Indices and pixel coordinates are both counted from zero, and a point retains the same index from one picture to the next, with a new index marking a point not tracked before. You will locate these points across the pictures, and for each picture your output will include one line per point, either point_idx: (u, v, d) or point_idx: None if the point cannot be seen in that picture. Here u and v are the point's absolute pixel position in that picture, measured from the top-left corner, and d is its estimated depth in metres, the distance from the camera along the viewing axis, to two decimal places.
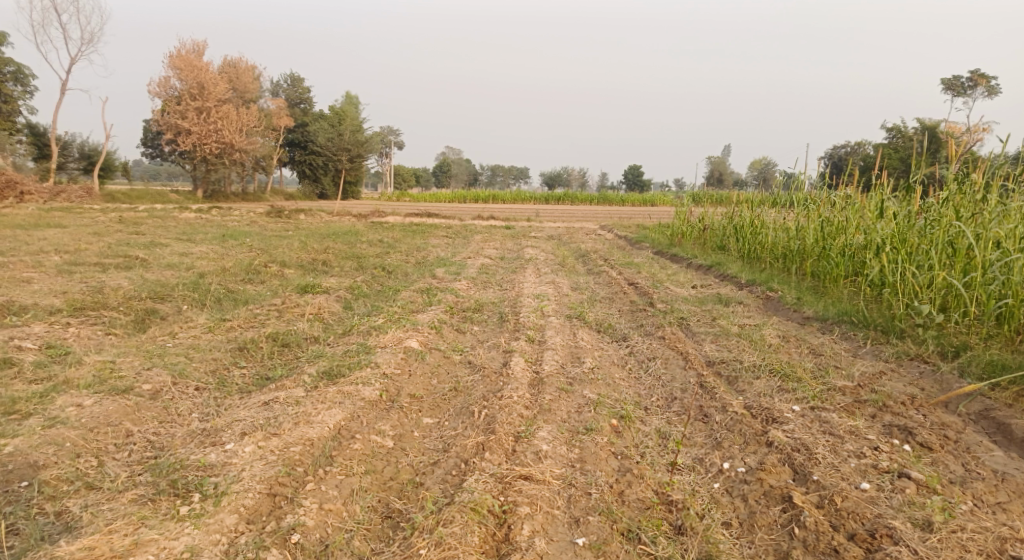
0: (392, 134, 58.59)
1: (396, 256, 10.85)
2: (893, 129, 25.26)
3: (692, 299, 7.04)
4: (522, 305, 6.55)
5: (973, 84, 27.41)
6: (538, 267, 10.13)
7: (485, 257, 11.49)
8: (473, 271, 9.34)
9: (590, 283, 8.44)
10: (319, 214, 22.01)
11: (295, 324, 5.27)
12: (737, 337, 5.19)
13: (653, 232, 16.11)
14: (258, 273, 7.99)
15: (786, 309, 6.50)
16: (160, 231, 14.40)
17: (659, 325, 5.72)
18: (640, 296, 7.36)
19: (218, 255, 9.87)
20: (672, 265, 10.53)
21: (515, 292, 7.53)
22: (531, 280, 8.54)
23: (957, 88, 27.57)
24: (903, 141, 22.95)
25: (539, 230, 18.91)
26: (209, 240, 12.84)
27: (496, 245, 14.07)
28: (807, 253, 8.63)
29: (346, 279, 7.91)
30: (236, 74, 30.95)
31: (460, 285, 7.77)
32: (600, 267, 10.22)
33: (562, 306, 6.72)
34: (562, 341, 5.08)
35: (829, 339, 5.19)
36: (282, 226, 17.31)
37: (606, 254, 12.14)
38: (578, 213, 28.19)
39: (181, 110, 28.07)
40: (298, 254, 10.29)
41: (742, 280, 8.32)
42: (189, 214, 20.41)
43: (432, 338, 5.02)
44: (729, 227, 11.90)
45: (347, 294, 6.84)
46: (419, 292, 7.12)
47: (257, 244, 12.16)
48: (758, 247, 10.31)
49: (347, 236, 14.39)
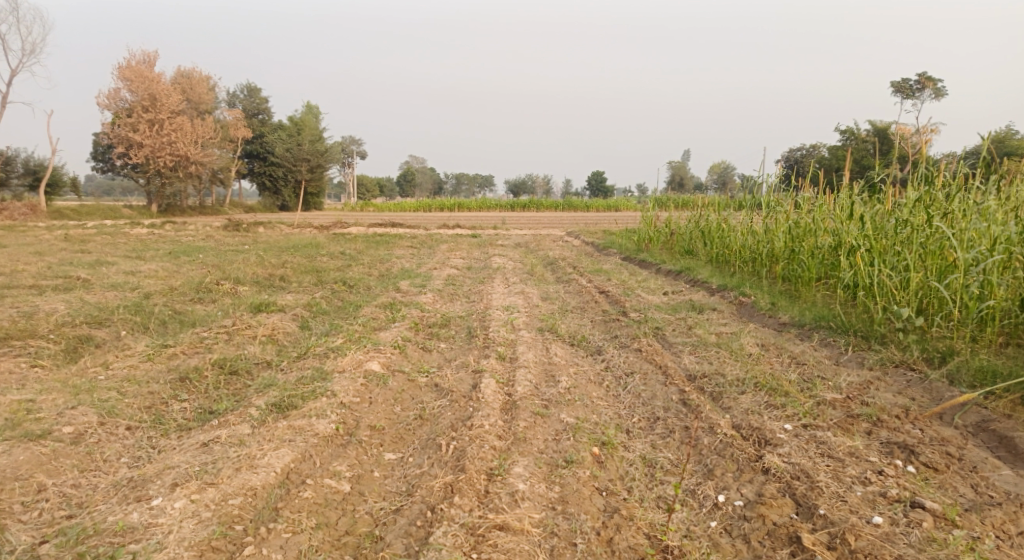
0: (354, 143, 57.75)
1: (358, 269, 10.43)
2: (847, 132, 25.96)
3: (666, 307, 6.83)
4: (491, 319, 6.25)
5: (920, 87, 28.38)
6: (506, 276, 9.83)
7: (451, 267, 11.14)
8: (440, 283, 9.00)
9: (561, 293, 8.17)
10: (279, 226, 21.35)
11: (245, 348, 4.86)
12: (716, 347, 4.98)
13: (620, 238, 16.00)
14: (209, 291, 7.49)
15: (761, 314, 6.34)
16: (107, 249, 13.64)
17: (634, 336, 5.48)
18: (612, 305, 7.12)
19: (167, 273, 9.30)
20: (641, 271, 10.38)
21: (484, 304, 7.22)
22: (500, 292, 8.24)
23: (905, 92, 28.62)
24: (857, 143, 23.52)
25: (505, 237, 18.66)
26: (159, 257, 12.17)
27: (462, 254, 13.72)
28: (776, 256, 8.55)
29: (305, 295, 7.48)
30: (189, 84, 29.96)
31: (426, 299, 7.43)
32: (569, 275, 9.99)
33: (533, 319, 6.43)
34: (534, 357, 4.79)
35: (810, 347, 5.03)
36: (239, 240, 16.66)
37: (574, 262, 11.93)
38: (544, 220, 28.10)
39: (133, 122, 26.99)
40: (254, 269, 9.77)
41: (714, 285, 8.18)
42: (141, 230, 19.59)
43: (396, 359, 4.68)
44: (696, 231, 11.83)
45: (305, 313, 6.42)
46: (382, 308, 6.75)
47: (210, 259, 11.56)
48: (726, 251, 10.24)
49: (308, 249, 13.85)
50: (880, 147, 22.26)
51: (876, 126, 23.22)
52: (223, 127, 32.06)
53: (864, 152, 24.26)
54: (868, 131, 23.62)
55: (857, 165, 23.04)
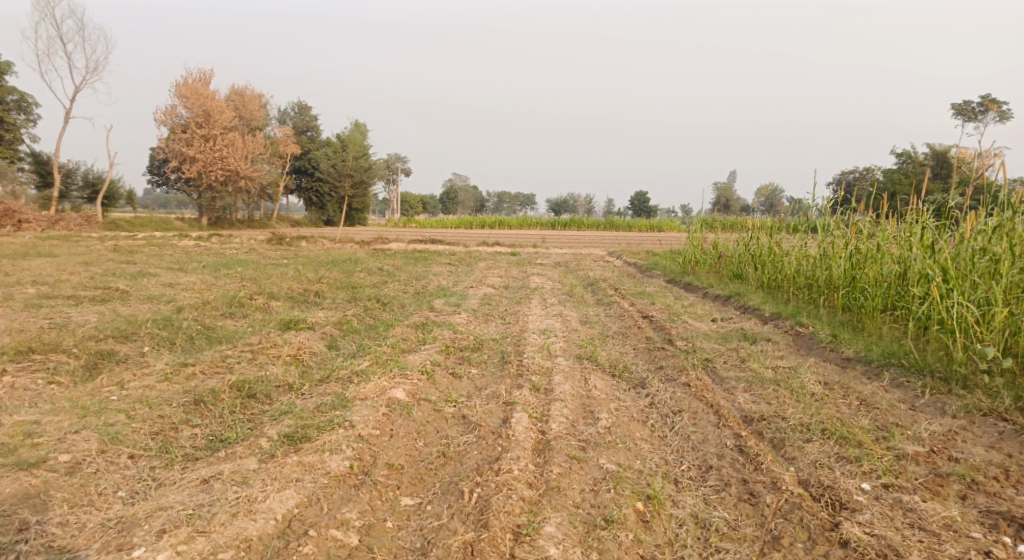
0: (399, 160, 58.64)
1: (394, 286, 10.26)
2: (905, 154, 24.89)
3: (714, 336, 6.36)
4: (526, 343, 5.90)
5: (984, 108, 26.97)
6: (544, 297, 9.48)
7: (487, 286, 10.86)
8: (475, 303, 8.71)
9: (601, 317, 7.78)
10: (320, 241, 21.57)
11: (268, 368, 4.66)
12: (774, 384, 4.51)
13: (664, 259, 15.45)
14: (241, 307, 7.39)
15: (820, 347, 5.82)
16: (153, 260, 13.93)
17: (681, 368, 5.05)
18: (656, 332, 6.70)
19: (204, 286, 9.31)
20: (688, 296, 9.87)
21: (519, 327, 6.89)
22: (537, 313, 7.89)
23: (968, 112, 27.33)
24: (917, 165, 22.41)
25: (545, 256, 18.31)
26: (200, 269, 12.31)
27: (500, 272, 13.45)
28: (834, 282, 7.98)
29: (336, 313, 7.30)
30: (242, 101, 30.87)
31: (459, 319, 7.14)
32: (610, 298, 9.58)
33: (571, 344, 6.06)
34: (571, 388, 4.42)
35: (880, 388, 4.49)
36: (281, 254, 16.83)
37: (616, 283, 11.50)
38: (585, 239, 27.69)
39: (187, 137, 27.91)
40: (290, 284, 9.70)
41: (766, 313, 7.67)
42: (189, 242, 20.03)
43: (423, 386, 4.37)
44: (746, 254, 11.24)
45: (334, 331, 6.22)
46: (414, 328, 6.49)
47: (249, 273, 11.58)
48: (779, 276, 9.66)
49: (346, 264, 13.80)
50: (942, 170, 21.12)
51: (938, 147, 22.05)
52: (272, 144, 32.88)
53: (924, 174, 23.05)
54: (929, 153, 22.45)
55: (916, 188, 21.90)
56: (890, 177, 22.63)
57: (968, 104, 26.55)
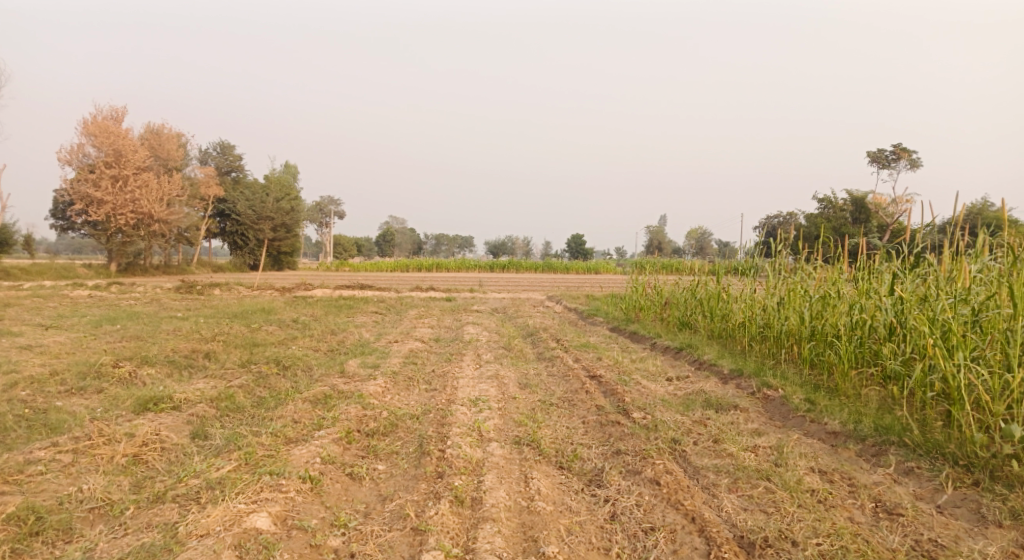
0: (331, 202, 56.72)
1: (306, 342, 8.91)
2: (825, 200, 25.84)
3: (675, 406, 5.45)
4: (453, 420, 4.76)
5: (893, 157, 28.46)
6: (479, 353, 8.34)
7: (414, 339, 9.60)
8: (398, 362, 7.48)
9: (542, 378, 6.71)
10: (237, 288, 19.75)
11: (85, 480, 3.32)
12: (763, 480, 3.65)
13: (605, 304, 14.74)
14: (98, 377, 5.87)
15: (799, 418, 5.09)
16: (22, 315, 11.85)
17: (644, 455, 4.06)
18: (610, 399, 5.68)
19: (66, 348, 7.64)
20: (635, 348, 9.04)
21: (447, 396, 5.71)
22: (470, 375, 6.75)
23: (880, 160, 28.91)
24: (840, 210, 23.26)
25: (481, 302, 17.26)
26: (77, 325, 10.45)
27: (432, 322, 12.22)
28: (792, 334, 7.38)
29: (221, 382, 5.91)
30: (158, 140, 28.71)
31: (375, 387, 5.95)
32: (553, 351, 8.60)
33: (508, 418, 4.94)
34: (508, 494, 3.33)
35: (888, 479, 3.73)
36: (185, 304, 14.93)
37: (557, 333, 10.53)
38: (523, 282, 26.95)
39: (94, 178, 25.52)
40: (178, 344, 8.17)
41: (726, 370, 6.94)
42: (83, 291, 17.77)
43: (304, 504, 3.16)
44: (693, 300, 10.59)
45: (209, 413, 4.86)
46: (314, 403, 5.20)
47: (134, 330, 9.85)
48: (729, 325, 9.04)
49: (256, 316, 12.18)
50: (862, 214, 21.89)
51: (855, 194, 23.07)
52: (191, 184, 30.73)
53: (843, 219, 23.95)
54: (847, 198, 23.41)
55: (839, 232, 22.56)
56: (814, 221, 23.32)
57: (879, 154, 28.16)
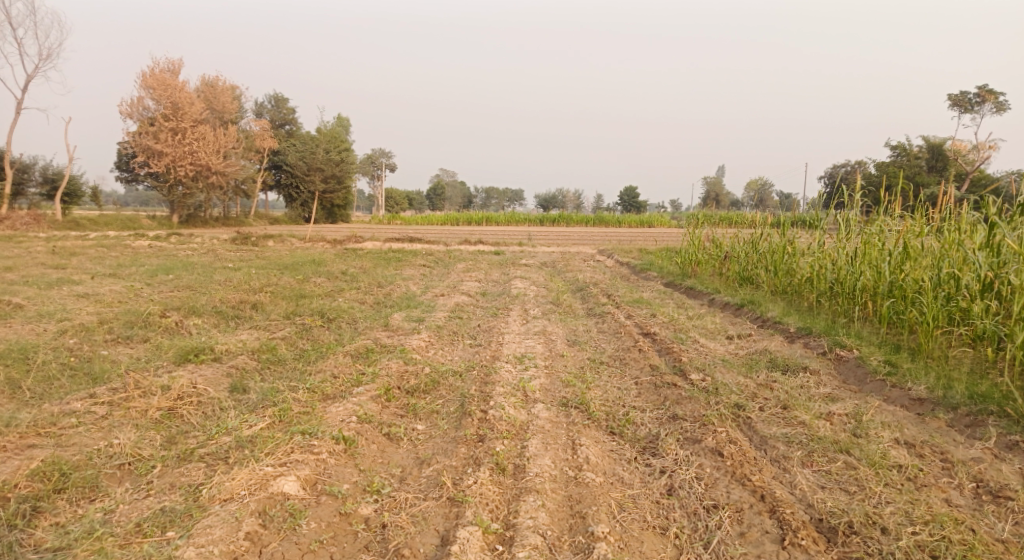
0: (383, 156, 56.88)
1: (352, 294, 8.84)
2: (899, 148, 24.08)
3: (737, 367, 5.03)
4: (496, 378, 4.50)
5: (980, 99, 26.05)
6: (526, 307, 8.05)
7: (461, 293, 9.40)
8: (443, 316, 7.28)
9: (592, 334, 6.39)
10: (290, 240, 20.05)
11: (117, 434, 3.23)
12: (841, 453, 3.25)
13: (659, 258, 14.15)
14: (146, 326, 5.89)
15: (878, 382, 4.60)
16: (87, 264, 12.27)
17: (703, 421, 3.70)
18: (666, 359, 5.31)
19: (121, 297, 7.77)
20: (691, 304, 8.56)
21: (492, 353, 5.46)
22: (516, 331, 6.48)
23: (964, 104, 26.58)
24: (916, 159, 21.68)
25: (530, 256, 16.92)
26: (136, 275, 10.72)
27: (479, 276, 11.99)
28: (868, 290, 6.76)
29: (264, 334, 5.84)
30: (213, 93, 29.07)
31: (418, 342, 5.76)
32: (603, 306, 8.24)
33: (554, 377, 4.65)
34: (553, 462, 3.06)
35: (988, 454, 3.23)
36: (240, 256, 15.21)
37: (608, 287, 10.13)
38: (574, 236, 26.38)
39: (155, 131, 26.14)
40: (227, 295, 8.21)
41: (792, 328, 6.42)
42: (145, 242, 18.38)
43: (336, 467, 2.98)
44: (755, 254, 9.95)
45: (250, 365, 4.77)
46: (354, 358, 5.05)
47: (188, 280, 10.01)
48: (795, 281, 8.42)
49: (307, 268, 12.24)
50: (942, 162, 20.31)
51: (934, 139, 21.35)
52: (246, 138, 31.17)
53: (919, 167, 22.27)
54: (925, 146, 21.76)
55: (915, 181, 20.98)
56: (886, 170, 21.85)
57: (965, 96, 25.90)
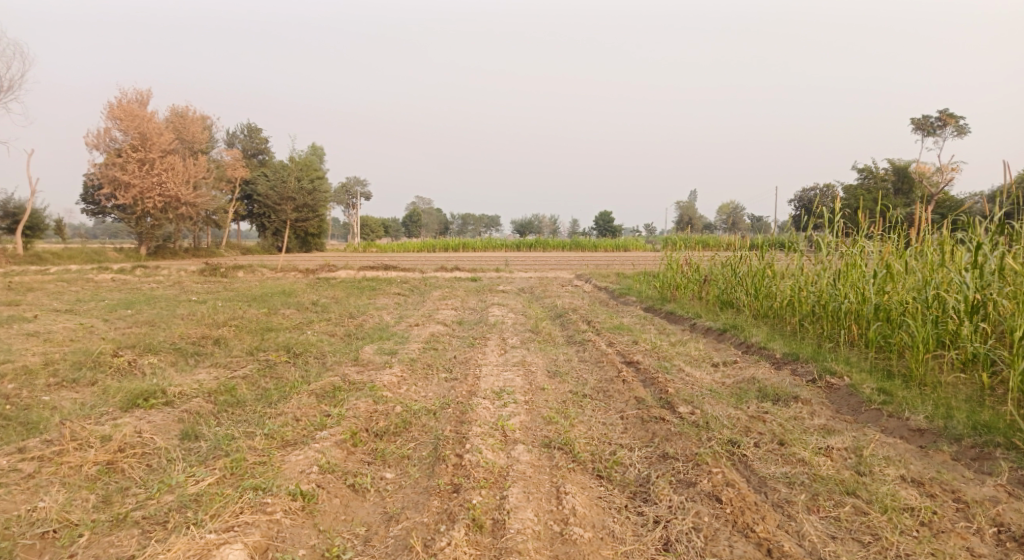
0: (358, 184, 56.57)
1: (322, 326, 8.45)
2: (865, 170, 24.64)
3: (726, 397, 4.80)
4: (473, 416, 4.19)
5: (939, 123, 26.87)
6: (504, 336, 7.76)
7: (436, 322, 9.07)
8: (417, 348, 6.95)
9: (573, 365, 6.12)
10: (260, 270, 19.51)
11: (42, 497, 2.83)
12: (846, 496, 3.06)
13: (637, 282, 14.03)
14: (94, 367, 5.45)
15: (873, 412, 4.41)
16: (40, 300, 11.63)
17: (696, 461, 3.44)
18: (652, 390, 5.05)
19: (72, 335, 7.27)
20: (673, 329, 8.36)
21: (469, 387, 5.15)
22: (494, 362, 6.18)
23: (924, 127, 27.42)
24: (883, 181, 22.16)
25: (507, 282, 16.66)
26: (92, 310, 10.15)
27: (455, 304, 11.68)
28: (852, 314, 6.64)
29: (224, 373, 5.44)
30: (183, 122, 28.59)
31: (390, 377, 5.43)
32: (584, 334, 7.98)
33: (535, 414, 4.36)
34: (537, 516, 2.79)
35: (1001, 492, 3.10)
36: (206, 288, 14.64)
37: (588, 314, 9.90)
38: (550, 261, 26.25)
39: (122, 161, 25.54)
40: (188, 330, 7.75)
41: (778, 354, 6.24)
42: (108, 275, 17.70)
43: (292, 529, 2.65)
44: (734, 277, 9.84)
45: (206, 409, 4.38)
46: (321, 397, 4.69)
47: (148, 314, 9.49)
48: (776, 305, 8.30)
49: (276, 299, 11.79)
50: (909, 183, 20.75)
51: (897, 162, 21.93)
52: (217, 167, 30.65)
53: (885, 189, 22.79)
54: (890, 168, 22.31)
55: (881, 201, 21.43)
56: (855, 192, 22.27)
57: (925, 120, 26.75)
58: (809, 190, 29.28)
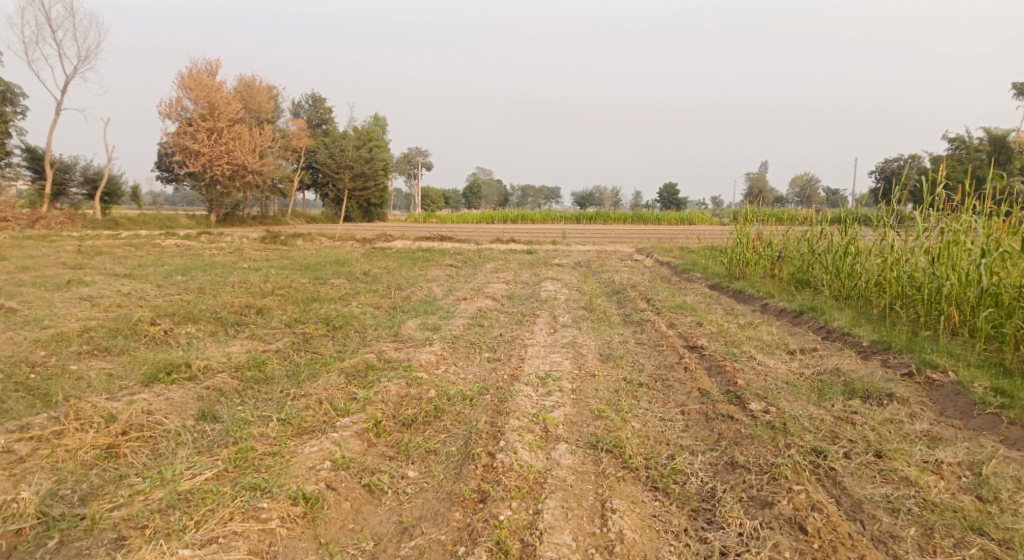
0: (420, 154, 56.70)
1: (368, 298, 8.19)
2: (959, 140, 22.52)
3: (807, 393, 4.12)
4: (511, 405, 3.72)
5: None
6: (555, 314, 7.24)
7: (485, 297, 8.64)
8: (462, 324, 6.54)
9: (629, 348, 5.56)
10: (319, 239, 19.67)
11: (27, 486, 2.62)
12: (970, 534, 2.42)
13: (704, 258, 13.16)
14: (130, 336, 5.33)
15: (992, 418, 3.64)
16: (106, 265, 11.98)
17: (773, 474, 2.84)
18: (719, 381, 4.43)
19: (122, 301, 7.28)
20: (742, 310, 7.63)
21: (511, 370, 4.68)
22: (541, 342, 5.69)
23: None
24: (978, 151, 20.20)
25: (563, 255, 16.05)
26: (150, 276, 10.30)
27: (507, 277, 11.22)
28: (955, 298, 5.76)
29: (256, 346, 5.20)
30: (250, 92, 29.06)
31: (428, 356, 5.04)
32: (642, 313, 7.38)
33: (582, 405, 3.85)
34: (575, 541, 2.36)
35: None
36: (264, 255, 14.80)
37: (647, 290, 9.25)
38: (611, 234, 25.38)
39: (192, 131, 26.27)
40: (234, 298, 7.65)
41: (866, 342, 5.47)
42: (175, 241, 18.28)
43: (288, 541, 2.35)
44: (813, 254, 8.93)
45: (228, 386, 4.10)
46: (350, 377, 4.33)
47: (202, 282, 9.53)
48: (860, 286, 7.41)
49: (327, 268, 11.66)
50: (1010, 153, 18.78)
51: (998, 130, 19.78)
52: (282, 137, 31.14)
53: (981, 160, 20.68)
54: (986, 136, 20.35)
55: (978, 174, 19.42)
56: (944, 163, 20.43)
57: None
58: (893, 161, 27.04)
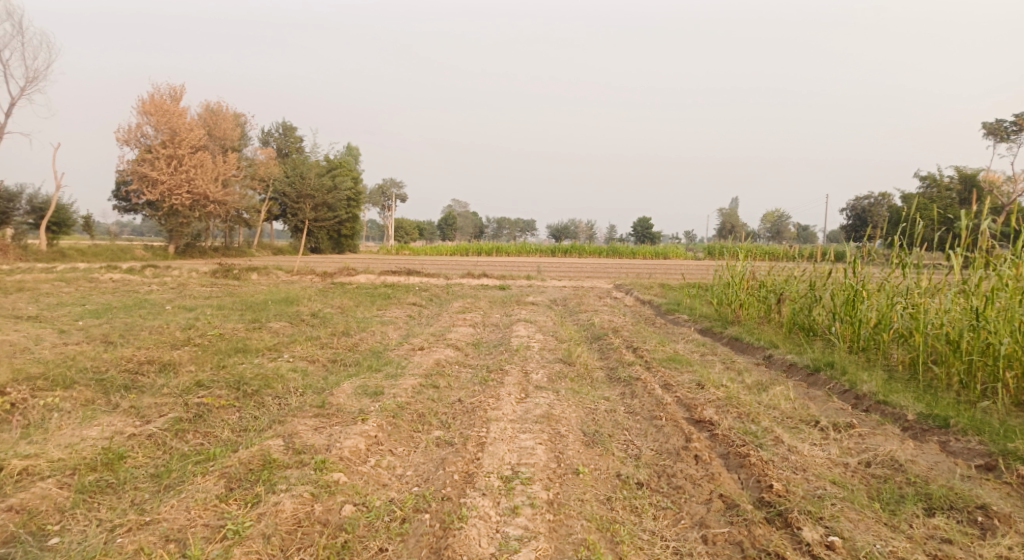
0: (395, 187, 55.55)
1: (306, 348, 6.90)
2: (926, 177, 22.42)
3: (872, 504, 2.99)
4: (458, 544, 2.58)
5: (1015, 127, 24.13)
6: (526, 370, 6.02)
7: (446, 346, 7.40)
8: (411, 385, 5.29)
9: (618, 424, 4.39)
10: (275, 273, 18.29)
11: None
12: None
13: (688, 297, 12.11)
14: None
15: None
16: (16, 303, 10.42)
17: None
18: (748, 488, 3.26)
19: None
20: (745, 365, 6.53)
21: (463, 465, 3.46)
22: (508, 414, 4.47)
23: (998, 131, 24.66)
24: (947, 191, 20.00)
25: (537, 292, 14.92)
26: (58, 319, 8.80)
27: (475, 319, 10.04)
28: (1013, 357, 4.81)
29: (126, 427, 3.88)
30: (214, 120, 27.63)
31: (358, 439, 3.79)
32: (630, 368, 6.24)
33: (559, 536, 2.71)
34: None
35: None
36: (208, 292, 13.33)
37: (632, 337, 8.10)
38: (587, 268, 24.42)
39: (151, 158, 24.81)
40: (137, 350, 6.27)
41: (911, 415, 4.40)
42: (115, 275, 16.69)
43: None
44: (814, 298, 7.94)
45: (45, 507, 2.83)
46: (235, 484, 3.07)
47: (115, 326, 8.09)
48: (879, 336, 6.42)
49: (272, 309, 10.30)
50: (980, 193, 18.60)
51: (968, 169, 19.57)
52: (248, 166, 29.77)
53: (948, 199, 20.36)
54: (954, 175, 20.19)
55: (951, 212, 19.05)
56: (916, 201, 20.13)
57: (997, 123, 24.20)
58: (863, 198, 26.81)
